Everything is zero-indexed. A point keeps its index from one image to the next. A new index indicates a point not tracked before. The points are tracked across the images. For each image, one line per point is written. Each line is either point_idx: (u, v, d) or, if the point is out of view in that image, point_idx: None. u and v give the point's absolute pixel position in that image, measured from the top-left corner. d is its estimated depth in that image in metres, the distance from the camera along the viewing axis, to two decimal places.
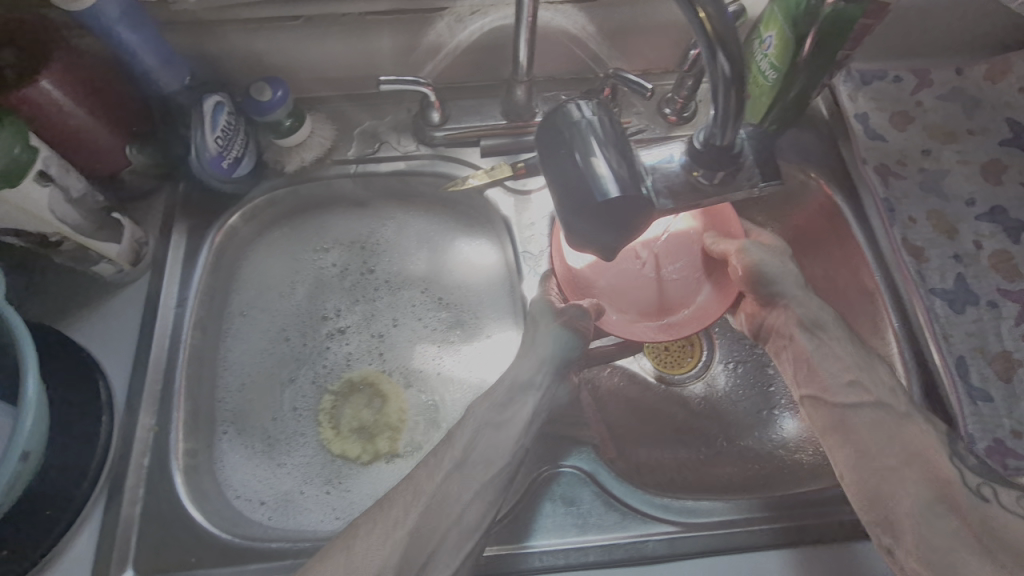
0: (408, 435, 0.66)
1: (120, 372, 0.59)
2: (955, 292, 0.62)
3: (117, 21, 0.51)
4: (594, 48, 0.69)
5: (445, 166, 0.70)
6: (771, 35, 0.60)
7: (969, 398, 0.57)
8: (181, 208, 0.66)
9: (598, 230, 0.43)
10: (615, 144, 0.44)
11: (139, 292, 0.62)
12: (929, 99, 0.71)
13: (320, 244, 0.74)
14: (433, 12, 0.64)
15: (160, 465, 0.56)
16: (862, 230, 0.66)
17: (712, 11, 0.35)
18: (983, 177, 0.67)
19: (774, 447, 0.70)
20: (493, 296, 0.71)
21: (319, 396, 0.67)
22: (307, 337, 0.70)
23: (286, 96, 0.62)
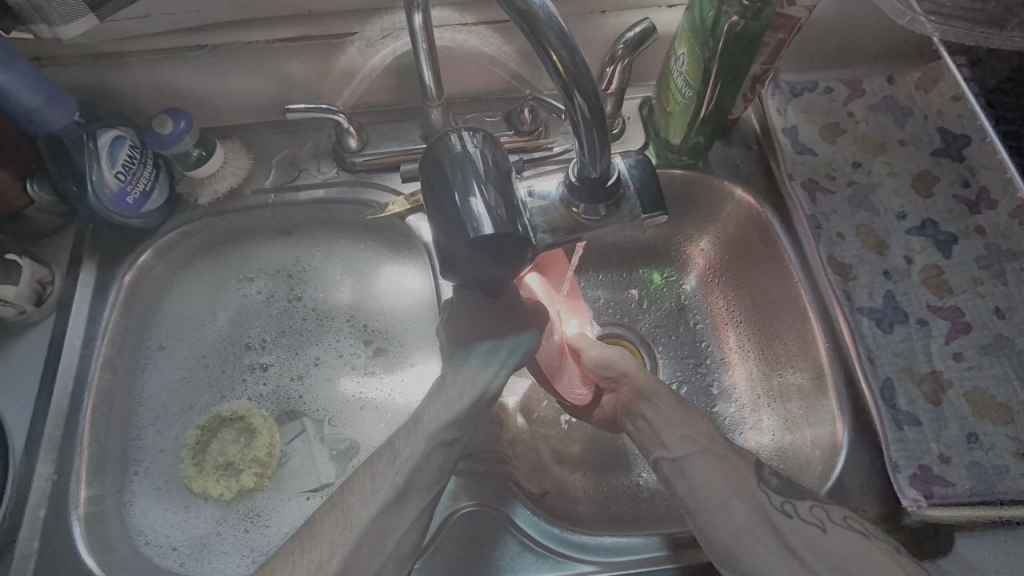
0: (275, 470, 0.63)
1: (20, 417, 0.57)
2: (883, 310, 0.60)
3: None
4: (514, 67, 0.67)
5: (366, 193, 0.67)
6: (681, 53, 0.58)
7: (892, 421, 0.56)
8: (90, 244, 0.64)
9: (477, 267, 0.42)
10: (492, 180, 0.42)
11: (45, 333, 0.60)
12: (860, 110, 0.68)
13: (244, 273, 0.71)
14: (342, 38, 0.62)
15: (58, 515, 0.54)
16: (794, 248, 0.64)
17: (564, 54, 0.35)
18: (913, 190, 0.65)
19: None
20: (419, 323, 0.69)
21: (187, 432, 0.64)
22: (227, 366, 0.67)
23: (190, 126, 0.60)
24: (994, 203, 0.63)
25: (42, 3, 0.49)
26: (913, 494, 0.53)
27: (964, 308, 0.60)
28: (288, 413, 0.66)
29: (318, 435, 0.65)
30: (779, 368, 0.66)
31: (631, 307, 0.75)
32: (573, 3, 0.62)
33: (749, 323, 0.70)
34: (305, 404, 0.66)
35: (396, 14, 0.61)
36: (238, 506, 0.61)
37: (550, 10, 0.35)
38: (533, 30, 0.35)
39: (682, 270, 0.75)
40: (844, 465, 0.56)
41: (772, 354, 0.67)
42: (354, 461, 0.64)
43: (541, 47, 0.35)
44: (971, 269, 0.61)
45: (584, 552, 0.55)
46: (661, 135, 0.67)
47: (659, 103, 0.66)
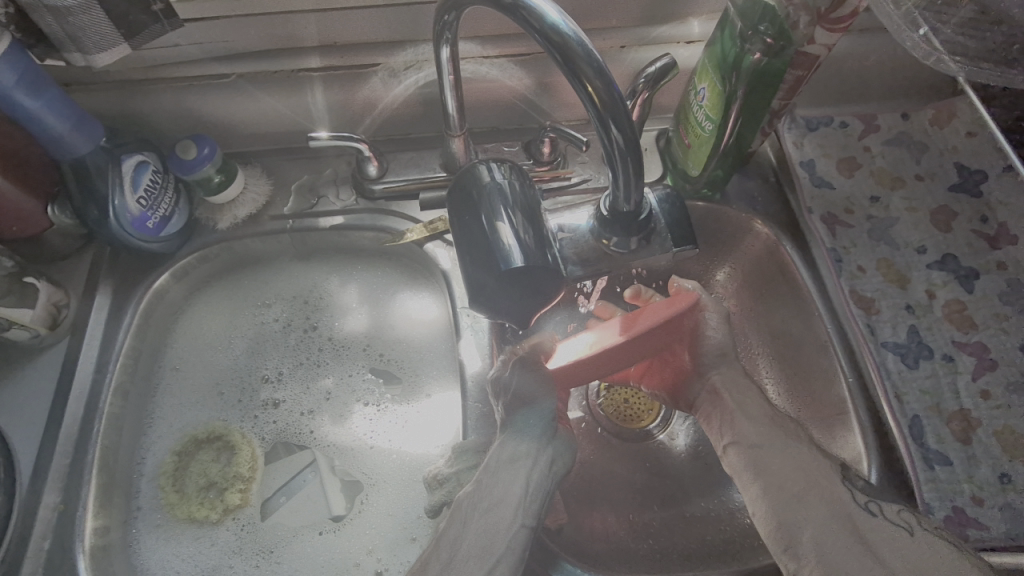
0: (260, 483, 0.63)
1: (28, 444, 0.55)
2: (907, 345, 0.60)
3: (13, 87, 0.49)
4: (532, 98, 0.68)
5: (385, 220, 0.67)
6: (703, 87, 0.59)
7: (923, 461, 0.54)
8: (107, 267, 0.63)
9: (507, 300, 0.42)
10: (523, 212, 0.42)
11: (57, 359, 0.59)
12: (876, 145, 0.69)
13: (261, 300, 0.70)
14: (366, 68, 0.63)
15: (62, 549, 0.52)
16: (813, 279, 0.63)
17: (598, 86, 0.35)
18: (933, 224, 0.65)
19: (734, 511, 0.64)
20: (435, 352, 0.68)
21: (163, 458, 0.62)
22: (241, 398, 0.66)
23: (214, 152, 0.61)
24: (1014, 239, 0.63)
25: (77, 31, 0.49)
26: None
27: (989, 344, 0.59)
28: (300, 444, 0.65)
29: (326, 471, 0.63)
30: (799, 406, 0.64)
31: None
32: (595, 38, 0.63)
33: (767, 357, 0.68)
34: (318, 439, 0.65)
35: (420, 46, 0.62)
36: (226, 525, 0.60)
37: (585, 41, 0.35)
38: (567, 60, 0.35)
39: None
40: None
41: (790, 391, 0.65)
42: (365, 496, 0.62)
43: (576, 78, 0.36)
44: (995, 304, 0.61)
45: None
46: (676, 167, 0.68)
47: (677, 135, 0.66)
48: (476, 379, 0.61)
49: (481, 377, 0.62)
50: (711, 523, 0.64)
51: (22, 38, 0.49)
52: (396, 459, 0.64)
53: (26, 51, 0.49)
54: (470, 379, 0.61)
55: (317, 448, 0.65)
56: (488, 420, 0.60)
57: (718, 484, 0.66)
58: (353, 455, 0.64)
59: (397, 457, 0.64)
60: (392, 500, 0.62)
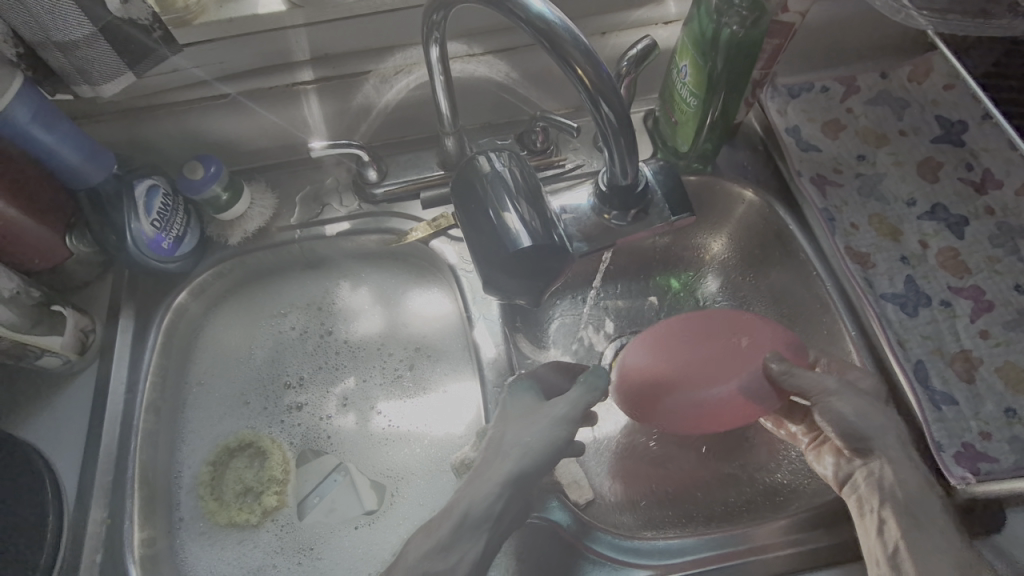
0: (294, 485, 0.64)
1: (71, 465, 0.58)
2: (905, 294, 0.62)
3: (29, 124, 0.51)
4: (521, 91, 0.70)
5: (389, 222, 0.69)
6: (684, 64, 0.61)
7: (931, 403, 0.56)
8: (127, 291, 0.65)
9: (518, 278, 0.45)
10: (529, 199, 0.44)
11: (88, 381, 0.61)
12: (858, 105, 0.71)
13: (276, 310, 0.72)
14: (357, 75, 0.65)
15: (114, 560, 0.54)
16: (809, 241, 0.66)
17: (587, 67, 0.37)
18: (920, 176, 0.67)
19: (753, 470, 0.66)
20: (450, 344, 0.70)
21: (198, 469, 0.64)
22: (266, 405, 0.68)
23: (220, 171, 0.63)
24: (999, 183, 0.65)
25: (85, 64, 0.50)
26: (960, 472, 0.53)
27: (984, 286, 0.61)
28: (327, 446, 0.66)
29: (355, 468, 0.65)
30: None
31: (648, 314, 0.77)
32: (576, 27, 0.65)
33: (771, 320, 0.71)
34: (343, 437, 0.66)
35: (408, 50, 0.64)
36: (266, 527, 0.62)
37: (570, 28, 0.37)
38: (554, 47, 0.37)
39: (700, 274, 0.76)
40: None
41: None
42: (394, 490, 0.64)
43: (565, 61, 0.37)
44: (987, 248, 0.63)
45: (637, 555, 0.55)
46: (666, 145, 0.70)
47: (664, 114, 0.68)
48: (492, 364, 0.63)
49: (497, 362, 0.63)
50: (731, 486, 0.65)
51: (33, 76, 0.51)
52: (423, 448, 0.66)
53: (37, 87, 0.52)
54: (487, 365, 0.63)
55: (344, 446, 0.66)
56: None
57: (735, 448, 0.68)
58: (380, 451, 0.66)
59: (423, 447, 0.66)
60: (421, 490, 0.63)
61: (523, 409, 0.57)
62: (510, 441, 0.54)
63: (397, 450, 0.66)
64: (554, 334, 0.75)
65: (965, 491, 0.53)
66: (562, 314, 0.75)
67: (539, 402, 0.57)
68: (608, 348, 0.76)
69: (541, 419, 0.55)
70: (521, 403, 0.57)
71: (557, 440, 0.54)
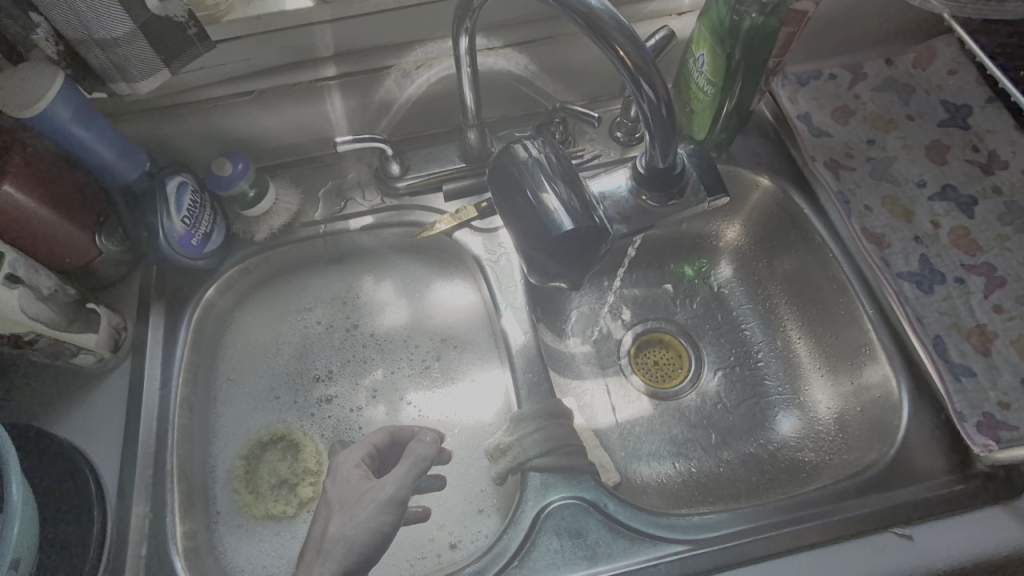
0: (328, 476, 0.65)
1: (110, 461, 0.58)
2: (920, 272, 0.64)
3: (69, 121, 0.52)
4: (539, 83, 0.71)
5: (412, 214, 0.70)
6: (702, 53, 0.62)
7: (950, 375, 0.58)
8: (155, 289, 0.66)
9: (560, 260, 0.46)
10: (568, 183, 0.46)
11: (122, 379, 0.62)
12: (866, 91, 0.73)
13: (302, 304, 0.73)
14: (379, 70, 0.66)
15: (159, 552, 0.55)
16: (824, 225, 0.68)
17: (629, 49, 0.39)
18: (929, 159, 0.69)
19: (774, 447, 0.68)
20: (475, 333, 0.71)
21: (232, 463, 0.64)
22: (296, 399, 0.68)
23: (248, 167, 0.63)
24: (1007, 163, 0.67)
25: (123, 60, 0.51)
26: (982, 440, 0.55)
27: (996, 263, 0.63)
28: (357, 438, 0.67)
29: None
30: (823, 343, 0.69)
31: (665, 300, 0.78)
32: None
33: (786, 302, 0.73)
34: (374, 427, 0.67)
35: (429, 44, 0.65)
36: (303, 517, 0.63)
37: (611, 12, 0.39)
38: (596, 30, 0.39)
39: (714, 260, 0.78)
40: (906, 424, 0.59)
41: (814, 331, 0.70)
42: None
43: (607, 44, 0.39)
44: (996, 226, 0.65)
45: (674, 531, 0.54)
46: (681, 134, 0.72)
47: (680, 103, 0.70)
48: (521, 351, 0.64)
49: (525, 350, 0.64)
50: (754, 464, 0.67)
51: (72, 74, 0.52)
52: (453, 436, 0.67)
53: (76, 85, 0.52)
54: (516, 352, 0.64)
55: None
56: (539, 388, 0.62)
57: (757, 427, 0.70)
58: None
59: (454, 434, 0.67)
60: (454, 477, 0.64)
61: (342, 497, 0.57)
62: (335, 536, 0.54)
63: None
64: (572, 323, 0.76)
65: (985, 459, 0.55)
66: (581, 303, 0.77)
67: (366, 482, 0.58)
68: (627, 335, 0.77)
69: (366, 504, 0.56)
70: (342, 490, 0.58)
71: (383, 526, 0.55)
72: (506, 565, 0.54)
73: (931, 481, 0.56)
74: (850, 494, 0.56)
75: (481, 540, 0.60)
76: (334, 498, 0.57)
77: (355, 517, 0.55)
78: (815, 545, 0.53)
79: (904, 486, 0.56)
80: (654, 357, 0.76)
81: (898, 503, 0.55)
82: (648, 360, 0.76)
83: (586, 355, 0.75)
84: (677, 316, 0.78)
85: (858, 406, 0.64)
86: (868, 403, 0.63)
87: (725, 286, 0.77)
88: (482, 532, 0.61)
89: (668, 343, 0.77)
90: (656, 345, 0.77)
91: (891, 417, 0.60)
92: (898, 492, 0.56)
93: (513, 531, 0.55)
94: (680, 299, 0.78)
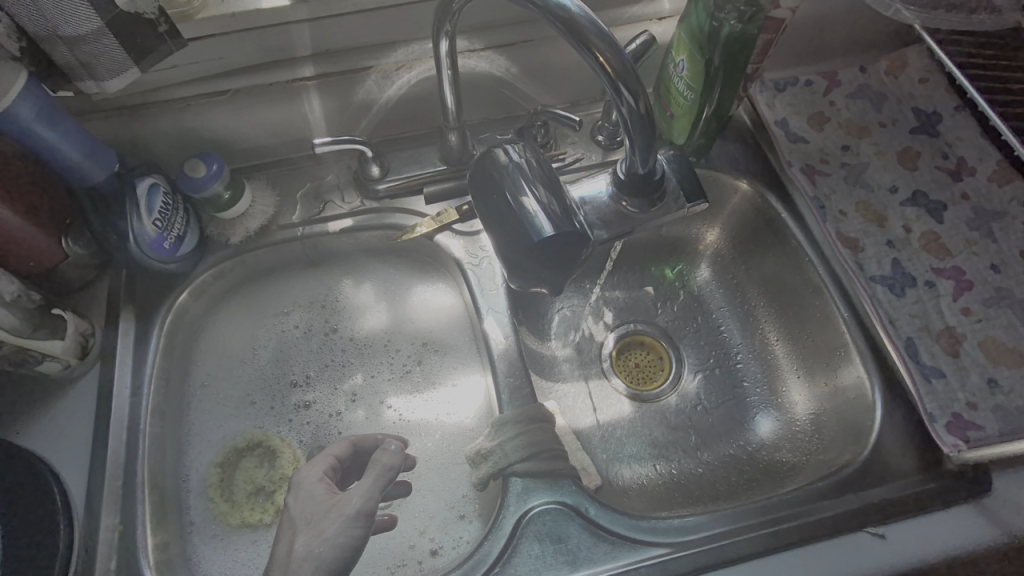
0: None
1: (77, 472, 0.56)
2: (893, 276, 0.65)
3: (33, 120, 0.50)
4: (521, 86, 0.71)
5: (392, 217, 0.70)
6: (681, 59, 0.63)
7: (921, 376, 0.60)
8: (125, 293, 0.64)
9: (541, 265, 0.46)
10: (548, 188, 0.45)
11: (90, 386, 0.60)
12: (840, 98, 0.74)
13: (279, 308, 0.71)
14: (359, 71, 0.65)
15: (128, 565, 0.53)
16: (801, 229, 0.69)
17: (608, 54, 0.39)
18: (901, 165, 0.71)
19: (752, 448, 0.69)
20: (456, 336, 0.71)
21: (206, 471, 0.63)
22: (273, 405, 0.67)
23: (222, 169, 0.62)
24: (973, 170, 0.69)
25: (90, 58, 0.49)
26: (952, 440, 0.56)
27: (964, 267, 0.65)
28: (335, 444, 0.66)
29: None
30: (799, 345, 0.70)
31: (646, 303, 0.79)
32: None
33: (764, 305, 0.74)
34: (354, 433, 0.66)
35: (409, 46, 0.65)
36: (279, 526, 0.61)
37: (591, 17, 0.39)
38: (575, 35, 0.39)
39: (694, 263, 0.79)
40: (879, 424, 0.60)
41: (790, 333, 0.71)
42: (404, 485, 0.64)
43: (587, 49, 0.39)
44: (965, 231, 0.67)
45: (654, 534, 0.55)
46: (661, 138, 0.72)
47: (660, 108, 0.71)
48: (503, 355, 0.64)
49: (507, 353, 0.64)
50: (733, 465, 0.68)
51: (37, 70, 0.50)
52: (435, 440, 0.66)
53: (40, 83, 0.50)
54: (497, 355, 0.64)
55: None
56: (521, 391, 0.62)
57: (736, 429, 0.70)
58: None
59: (435, 439, 0.66)
60: (434, 482, 0.64)
61: (306, 514, 0.51)
62: (304, 555, 0.49)
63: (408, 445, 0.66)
64: (555, 326, 0.76)
65: (954, 458, 0.57)
66: (563, 306, 0.77)
67: (331, 496, 0.52)
68: (608, 337, 0.78)
69: (333, 520, 0.50)
70: (306, 506, 0.52)
71: (353, 543, 0.49)
72: (487, 571, 0.53)
73: (904, 480, 0.58)
74: (825, 493, 0.57)
75: (462, 545, 0.60)
76: (297, 514, 0.51)
77: (322, 533, 0.49)
78: (792, 545, 0.54)
79: (877, 485, 0.57)
80: (635, 359, 0.77)
81: (872, 502, 0.57)
82: (629, 363, 0.77)
83: (567, 357, 0.75)
84: (658, 319, 0.78)
85: (833, 407, 0.66)
86: (843, 404, 0.65)
87: (704, 288, 0.78)
88: (463, 538, 0.60)
89: (648, 345, 0.78)
90: (637, 347, 0.78)
91: (865, 418, 0.61)
92: (872, 490, 0.57)
93: (493, 537, 0.55)
94: (660, 302, 0.79)
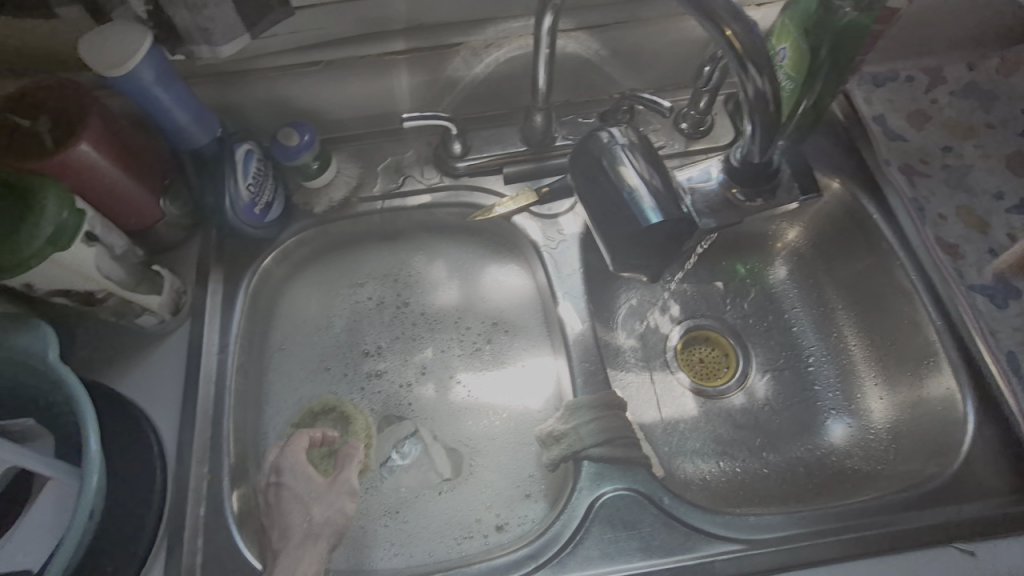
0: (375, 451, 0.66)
1: (169, 421, 0.59)
2: (994, 286, 0.62)
3: (151, 82, 0.51)
4: (607, 69, 0.70)
5: (471, 195, 0.70)
6: (783, 47, 0.60)
7: None
8: (214, 254, 0.66)
9: (644, 251, 0.45)
10: (655, 173, 0.45)
11: (181, 341, 0.62)
12: (944, 95, 0.70)
13: (355, 279, 0.73)
14: (450, 47, 0.65)
15: (215, 513, 0.56)
16: (895, 231, 0.66)
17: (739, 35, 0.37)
18: (1008, 169, 0.67)
19: (824, 453, 0.67)
20: (526, 318, 0.71)
21: (283, 431, 0.65)
22: (346, 372, 0.69)
23: (314, 139, 0.63)
24: None
25: (208, 23, 0.51)
26: None
27: None
28: (405, 415, 0.67)
29: (436, 436, 0.66)
30: (882, 351, 0.68)
31: (716, 298, 0.77)
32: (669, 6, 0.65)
33: (845, 307, 0.71)
34: (423, 405, 0.67)
35: (501, 23, 0.64)
36: None
37: None
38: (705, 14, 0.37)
39: (768, 258, 0.76)
40: (969, 439, 0.58)
41: (873, 338, 0.68)
42: (471, 460, 0.65)
43: (716, 29, 0.38)
44: None
45: (728, 529, 0.54)
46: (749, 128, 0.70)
47: None
48: (577, 339, 0.64)
49: (580, 339, 0.64)
50: (802, 468, 0.66)
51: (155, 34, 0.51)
52: (501, 419, 0.67)
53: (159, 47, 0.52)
54: (571, 340, 0.64)
55: (424, 415, 0.67)
56: (594, 377, 0.62)
57: (808, 432, 0.69)
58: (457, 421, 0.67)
59: (502, 417, 0.67)
60: (499, 459, 0.65)
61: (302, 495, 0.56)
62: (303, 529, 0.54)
63: (475, 421, 0.67)
64: (621, 317, 0.74)
65: None
66: (630, 295, 0.76)
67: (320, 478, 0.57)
68: (674, 330, 0.76)
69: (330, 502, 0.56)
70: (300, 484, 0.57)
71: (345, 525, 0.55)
72: (558, 550, 0.54)
73: (994, 498, 0.55)
74: (907, 506, 0.55)
75: (527, 523, 0.61)
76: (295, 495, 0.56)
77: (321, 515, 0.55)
78: (872, 554, 0.53)
79: (965, 501, 0.55)
80: (700, 356, 0.75)
81: (959, 518, 0.54)
82: (694, 358, 0.75)
83: (632, 348, 0.73)
84: (728, 315, 0.77)
85: (916, 418, 0.63)
86: (928, 415, 0.62)
87: (779, 287, 0.75)
88: (528, 517, 0.61)
89: (714, 341, 0.76)
90: (700, 342, 0.76)
91: (954, 432, 0.59)
92: (959, 506, 0.55)
93: (564, 517, 0.55)
94: (731, 298, 0.77)
